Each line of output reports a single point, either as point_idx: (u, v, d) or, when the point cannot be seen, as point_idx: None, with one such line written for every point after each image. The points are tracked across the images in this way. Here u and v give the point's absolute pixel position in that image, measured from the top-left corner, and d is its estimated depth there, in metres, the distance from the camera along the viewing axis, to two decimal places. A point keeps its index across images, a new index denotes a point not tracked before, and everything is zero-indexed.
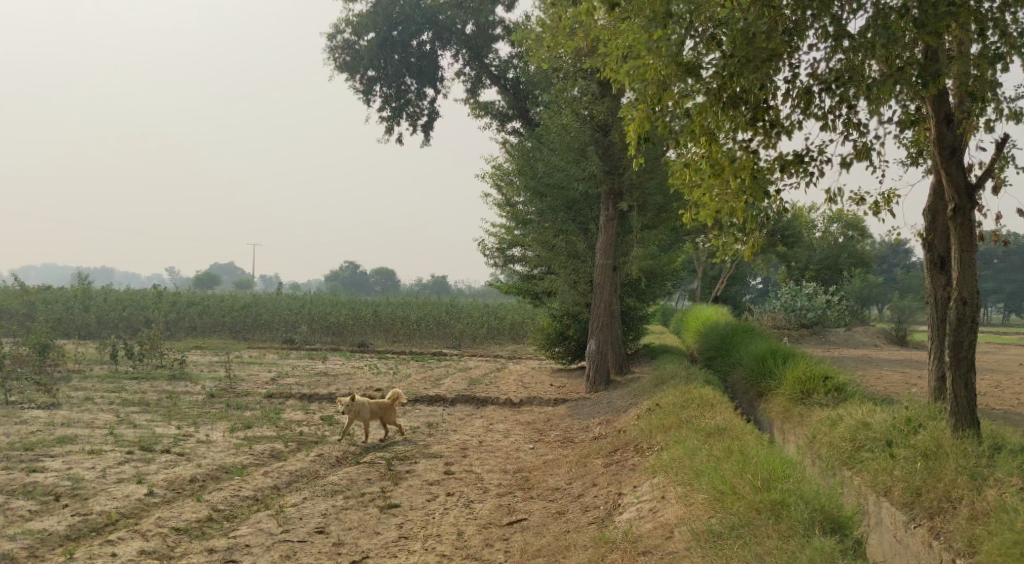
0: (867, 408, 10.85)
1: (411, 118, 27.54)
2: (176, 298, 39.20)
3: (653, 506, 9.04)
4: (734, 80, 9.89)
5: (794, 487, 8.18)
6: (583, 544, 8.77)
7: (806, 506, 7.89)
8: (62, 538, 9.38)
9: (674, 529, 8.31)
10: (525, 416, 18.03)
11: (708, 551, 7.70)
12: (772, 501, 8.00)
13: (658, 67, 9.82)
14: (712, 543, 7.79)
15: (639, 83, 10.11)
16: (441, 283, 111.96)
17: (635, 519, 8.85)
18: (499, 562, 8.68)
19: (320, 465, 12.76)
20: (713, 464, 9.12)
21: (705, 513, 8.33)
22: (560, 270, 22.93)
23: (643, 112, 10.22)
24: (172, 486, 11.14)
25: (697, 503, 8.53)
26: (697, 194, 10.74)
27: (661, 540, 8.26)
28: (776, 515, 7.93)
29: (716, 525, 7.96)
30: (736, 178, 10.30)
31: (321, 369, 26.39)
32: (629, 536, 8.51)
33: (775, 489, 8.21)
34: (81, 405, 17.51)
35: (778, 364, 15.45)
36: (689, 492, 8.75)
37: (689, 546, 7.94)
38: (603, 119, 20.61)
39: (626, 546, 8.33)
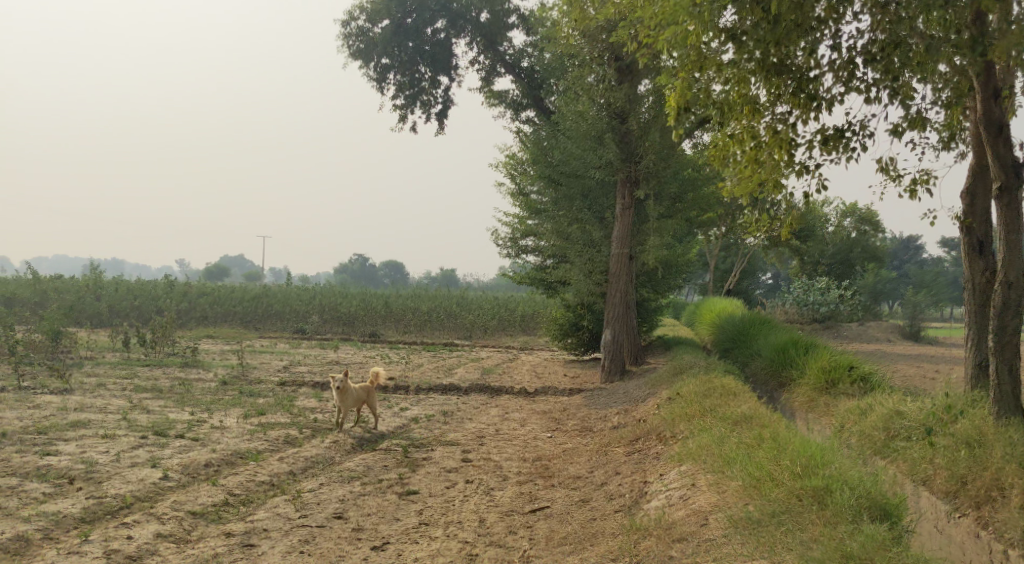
0: (899, 397, 10.61)
1: (424, 107, 27.31)
2: (187, 287, 39.10)
3: (683, 493, 8.76)
4: (777, 49, 9.86)
5: (837, 473, 8.01)
6: (613, 531, 8.56)
7: (852, 493, 7.74)
8: (76, 521, 9.22)
9: (709, 516, 8.05)
10: (540, 405, 17.83)
11: (748, 537, 7.50)
12: (814, 488, 7.81)
13: (698, 32, 9.81)
14: (752, 531, 7.57)
15: (680, 48, 10.09)
16: (451, 277, 111.87)
17: (666, 507, 8.58)
18: (524, 550, 8.45)
19: (336, 452, 12.57)
20: (750, 451, 8.91)
21: (740, 500, 8.11)
22: (574, 258, 22.65)
23: (683, 79, 10.20)
24: (187, 470, 10.96)
25: (731, 490, 8.32)
26: (735, 166, 10.68)
27: (695, 527, 7.98)
28: (819, 502, 7.73)
29: (755, 510, 7.75)
30: (776, 151, 10.26)
31: (333, 358, 26.26)
32: (662, 522, 8.30)
33: (819, 474, 8.03)
34: (94, 391, 17.39)
35: (800, 355, 15.21)
36: (720, 480, 8.54)
37: (727, 533, 7.68)
38: (621, 106, 20.21)
39: (659, 531, 8.10)
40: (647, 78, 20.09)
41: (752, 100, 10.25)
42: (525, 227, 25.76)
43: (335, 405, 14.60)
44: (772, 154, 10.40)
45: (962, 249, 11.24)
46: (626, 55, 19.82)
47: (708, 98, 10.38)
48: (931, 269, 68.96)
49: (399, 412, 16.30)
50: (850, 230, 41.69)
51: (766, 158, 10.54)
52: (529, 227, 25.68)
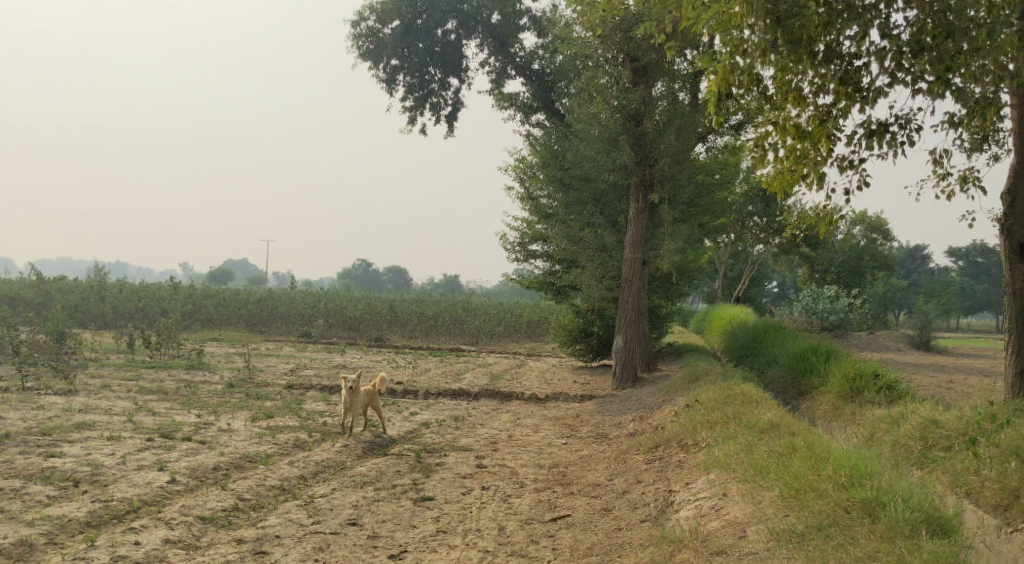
0: (931, 407, 10.29)
1: (434, 109, 27.04)
2: (190, 290, 38.69)
3: (714, 503, 8.44)
4: (823, 34, 9.98)
5: (885, 484, 7.73)
6: (642, 543, 8.25)
7: (902, 506, 7.43)
8: (82, 525, 8.92)
9: (747, 528, 7.75)
10: (552, 411, 17.51)
11: (793, 552, 7.20)
12: (864, 499, 7.53)
13: (744, 14, 9.95)
14: (797, 545, 7.27)
15: (724, 33, 10.21)
16: (457, 283, 111.71)
17: (698, 517, 8.27)
18: (548, 561, 8.13)
19: (346, 456, 12.25)
20: (782, 460, 8.63)
21: (779, 512, 7.80)
22: (586, 263, 22.26)
23: (727, 64, 10.31)
24: (195, 474, 10.66)
25: (766, 500, 8.02)
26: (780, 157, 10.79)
27: (734, 540, 7.67)
28: (869, 515, 7.43)
29: (795, 523, 7.46)
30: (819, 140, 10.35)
31: (340, 362, 25.96)
32: (696, 532, 8.00)
33: (866, 485, 7.76)
34: (99, 393, 17.12)
35: (821, 362, 14.90)
36: (754, 490, 8.24)
37: (770, 547, 7.37)
38: (636, 108, 19.90)
39: (696, 543, 7.77)
40: (663, 80, 19.87)
41: (796, 88, 10.35)
42: (534, 231, 25.47)
43: (342, 405, 14.23)
44: (815, 144, 10.52)
45: (1003, 253, 11.24)
46: (642, 56, 19.53)
47: (751, 85, 10.51)
48: (939, 277, 68.57)
49: (410, 416, 15.99)
50: (858, 237, 41.21)
51: (810, 149, 10.64)
52: (539, 232, 25.40)
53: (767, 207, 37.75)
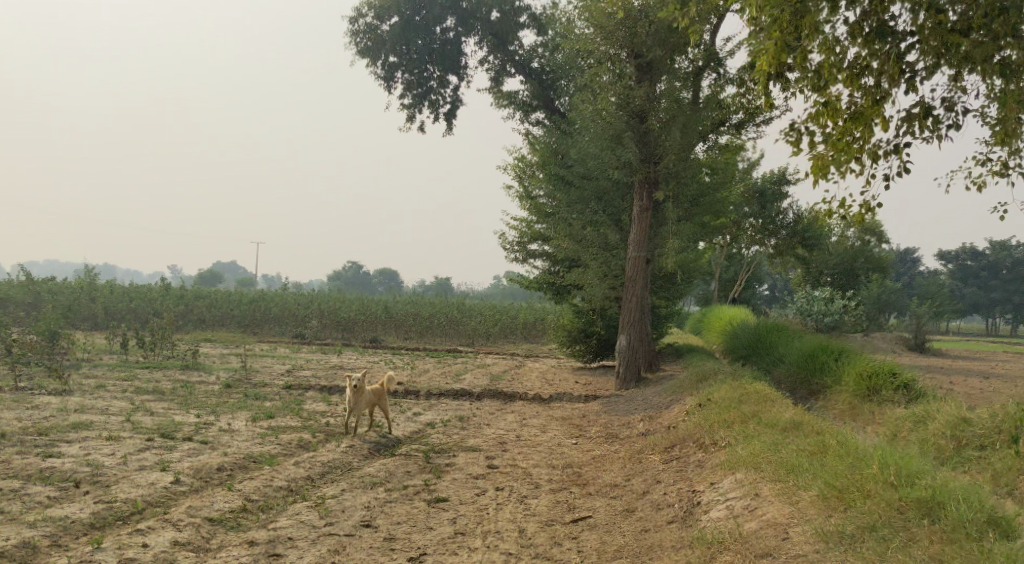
0: (958, 405, 10.07)
1: (432, 107, 26.75)
2: (182, 289, 38.27)
3: (747, 503, 8.21)
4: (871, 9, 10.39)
5: (938, 483, 7.51)
6: (674, 544, 8.00)
7: (959, 505, 7.20)
8: (85, 527, 8.61)
9: (789, 529, 7.52)
10: (558, 412, 17.21)
11: (847, 554, 6.97)
12: (919, 499, 7.31)
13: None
14: (849, 548, 7.04)
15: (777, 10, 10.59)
16: (447, 286, 111.53)
17: (731, 519, 8.02)
18: None
19: (353, 457, 11.94)
20: (814, 459, 8.42)
21: (822, 513, 7.58)
22: (589, 262, 21.84)
23: (777, 39, 10.62)
24: (200, 474, 10.34)
25: (806, 501, 7.79)
26: (823, 140, 10.94)
27: (778, 541, 7.43)
28: (925, 516, 7.20)
29: (843, 524, 7.25)
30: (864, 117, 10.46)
31: (337, 363, 25.62)
32: (734, 533, 7.76)
33: (917, 483, 7.54)
34: (95, 393, 16.75)
35: (833, 361, 14.65)
36: (791, 490, 8.01)
37: (819, 549, 7.12)
38: (640, 105, 19.54)
39: (738, 546, 7.53)
40: (668, 76, 19.53)
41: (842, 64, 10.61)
42: (534, 230, 25.18)
43: (347, 405, 13.94)
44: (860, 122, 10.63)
45: None
46: (647, 52, 19.33)
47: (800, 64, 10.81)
48: (931, 280, 68.59)
49: (414, 416, 15.67)
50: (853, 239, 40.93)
51: (854, 130, 10.74)
52: (539, 232, 25.09)
53: (763, 208, 37.16)
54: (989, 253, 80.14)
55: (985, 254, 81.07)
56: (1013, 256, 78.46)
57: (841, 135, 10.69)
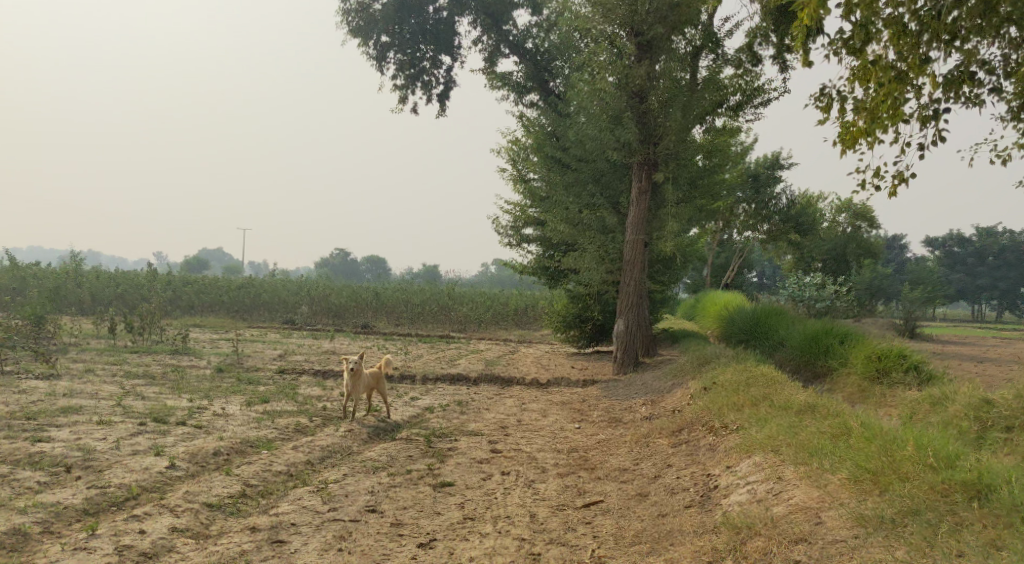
0: (974, 387, 9.88)
1: (425, 87, 26.35)
2: (170, 274, 37.72)
3: (769, 487, 8.06)
4: None
5: (979, 465, 7.42)
6: (696, 529, 7.85)
7: (1003, 487, 7.13)
8: (79, 513, 8.32)
9: (821, 514, 7.39)
10: (558, 396, 16.96)
11: (891, 540, 6.89)
12: (963, 482, 7.21)
13: None
14: (892, 532, 6.94)
15: None
16: (435, 273, 110.86)
17: (755, 504, 7.88)
18: (599, 551, 7.74)
19: (353, 441, 11.64)
20: (837, 443, 8.27)
21: (855, 496, 7.46)
22: (586, 245, 21.54)
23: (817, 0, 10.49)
24: (195, 459, 10.01)
25: (835, 484, 7.67)
26: (856, 107, 10.61)
27: (811, 525, 7.31)
28: (972, 498, 7.13)
29: (883, 508, 7.14)
30: (898, 83, 10.15)
31: (329, 348, 25.29)
32: (761, 518, 7.62)
33: (959, 465, 7.45)
34: (83, 377, 16.37)
35: (839, 345, 14.42)
36: (818, 473, 7.87)
37: (859, 535, 7.02)
38: (639, 84, 19.19)
39: (770, 531, 7.39)
40: (668, 54, 19.17)
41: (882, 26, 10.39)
42: (528, 215, 24.81)
43: (345, 388, 13.64)
44: (896, 87, 10.30)
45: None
46: (647, 30, 18.88)
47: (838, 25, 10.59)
48: (919, 266, 68.82)
49: (411, 401, 15.37)
50: (845, 225, 40.64)
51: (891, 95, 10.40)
52: (533, 216, 24.73)
53: (756, 193, 37.16)
54: (976, 239, 80.52)
55: (972, 241, 81.43)
56: (1000, 242, 78.85)
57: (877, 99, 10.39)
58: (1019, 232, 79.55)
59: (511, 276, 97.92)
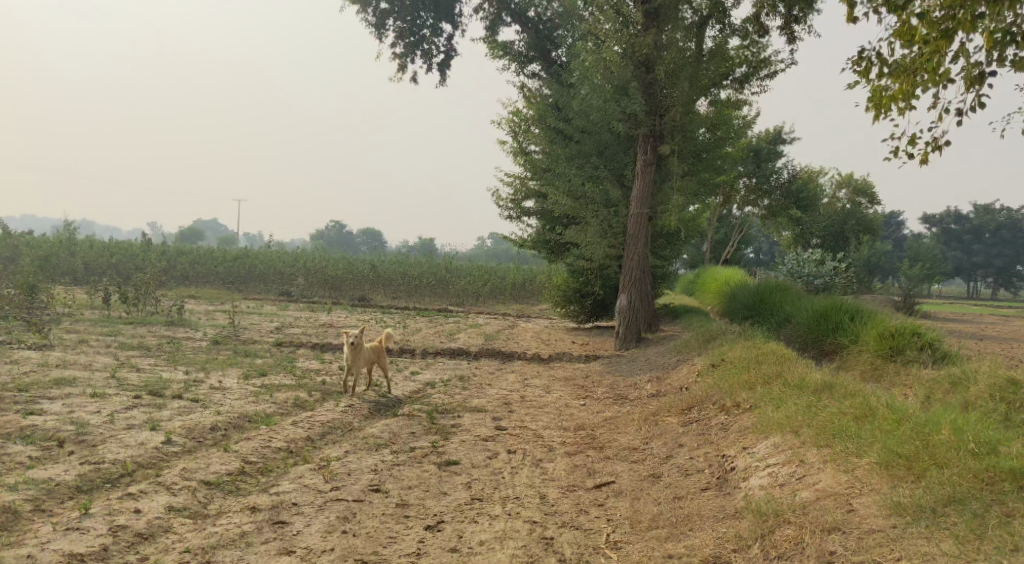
0: (997, 367, 9.60)
1: (425, 56, 25.86)
2: (164, 245, 37.22)
3: (792, 471, 7.91)
4: None
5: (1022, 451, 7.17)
6: (716, 515, 7.74)
7: None
8: (71, 490, 8.04)
9: (853, 501, 7.23)
10: (560, 372, 16.69)
11: (932, 531, 6.72)
12: (1004, 470, 6.97)
13: None
14: (934, 523, 6.77)
15: None
16: (432, 247, 110.44)
17: (778, 489, 7.73)
18: (614, 536, 7.60)
19: (353, 417, 11.35)
20: (863, 425, 8.06)
21: (888, 483, 7.28)
22: (590, 219, 21.18)
23: None
24: (192, 434, 9.70)
25: (864, 468, 7.49)
26: (892, 72, 10.06)
27: (845, 514, 7.13)
28: (1015, 487, 6.89)
29: (921, 496, 6.96)
30: (937, 48, 9.59)
31: (326, 321, 24.96)
32: (788, 504, 7.46)
33: (1002, 452, 7.19)
34: (77, 348, 16.04)
35: (850, 322, 14.13)
36: (846, 457, 7.68)
37: (896, 526, 6.85)
38: (646, 53, 18.76)
39: (800, 518, 7.24)
40: (676, 23, 18.66)
41: None
42: (528, 187, 24.46)
43: (345, 362, 13.32)
44: (936, 53, 9.72)
45: None
46: None
47: None
48: (916, 243, 68.56)
49: (412, 375, 15.08)
50: (844, 201, 40.27)
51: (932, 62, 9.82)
52: (534, 189, 24.35)
53: (757, 167, 36.72)
54: (974, 217, 80.19)
55: (969, 218, 81.18)
56: (996, 220, 78.58)
57: (916, 65, 9.82)
58: (1016, 210, 79.31)
59: (509, 251, 97.56)
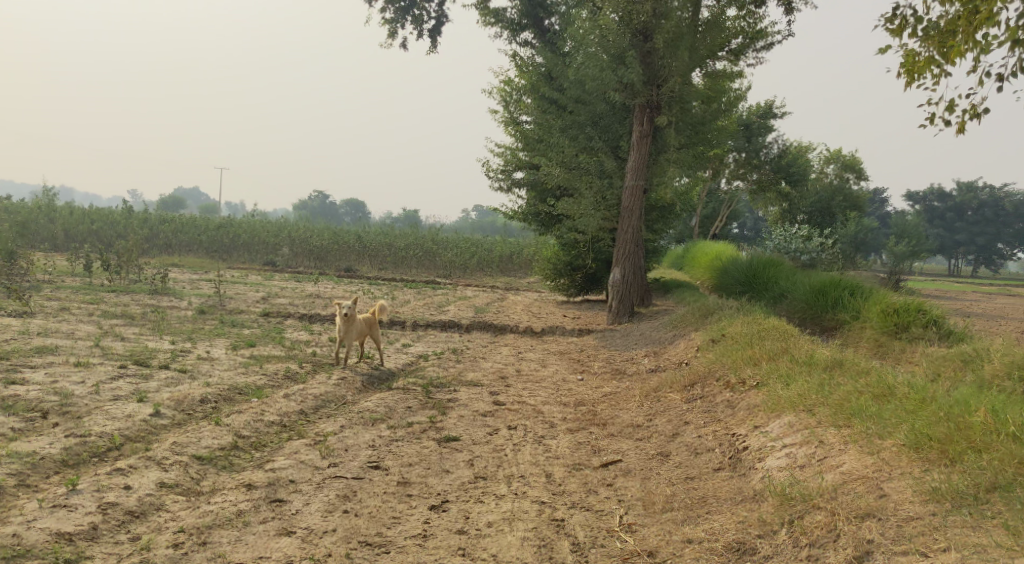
0: (1010, 345, 9.40)
1: (416, 22, 25.30)
2: (146, 212, 36.57)
3: (811, 452, 7.80)
4: None
5: None
6: (734, 497, 7.65)
7: None
8: (57, 464, 7.71)
9: (884, 485, 7.05)
10: (554, 345, 16.43)
11: (976, 518, 6.48)
12: None
13: None
14: (978, 511, 6.53)
15: None
16: (415, 218, 109.85)
17: (798, 471, 7.62)
18: (626, 517, 7.48)
19: (346, 390, 11.05)
20: (884, 405, 7.92)
21: (920, 466, 7.10)
22: (584, 190, 20.83)
23: None
24: (181, 407, 9.38)
25: (890, 451, 7.35)
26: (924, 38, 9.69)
27: (878, 498, 6.94)
28: None
29: (962, 481, 6.74)
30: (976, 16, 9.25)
31: (313, 291, 24.55)
32: (814, 488, 7.29)
33: None
34: (58, 315, 15.61)
35: (850, 298, 13.92)
36: (873, 440, 7.52)
37: (936, 514, 6.62)
38: (644, 21, 18.33)
39: (831, 504, 7.04)
40: None
41: None
42: (519, 158, 24.09)
43: (337, 335, 12.98)
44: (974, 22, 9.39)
45: None
46: None
47: None
48: (899, 219, 68.54)
49: (403, 348, 14.79)
50: (832, 176, 40.06)
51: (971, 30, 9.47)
52: (525, 160, 23.98)
53: (748, 142, 36.39)
54: (956, 194, 80.30)
55: (952, 196, 81.27)
56: (979, 198, 78.70)
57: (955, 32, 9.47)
58: (998, 188, 79.58)
59: (494, 222, 97.10)
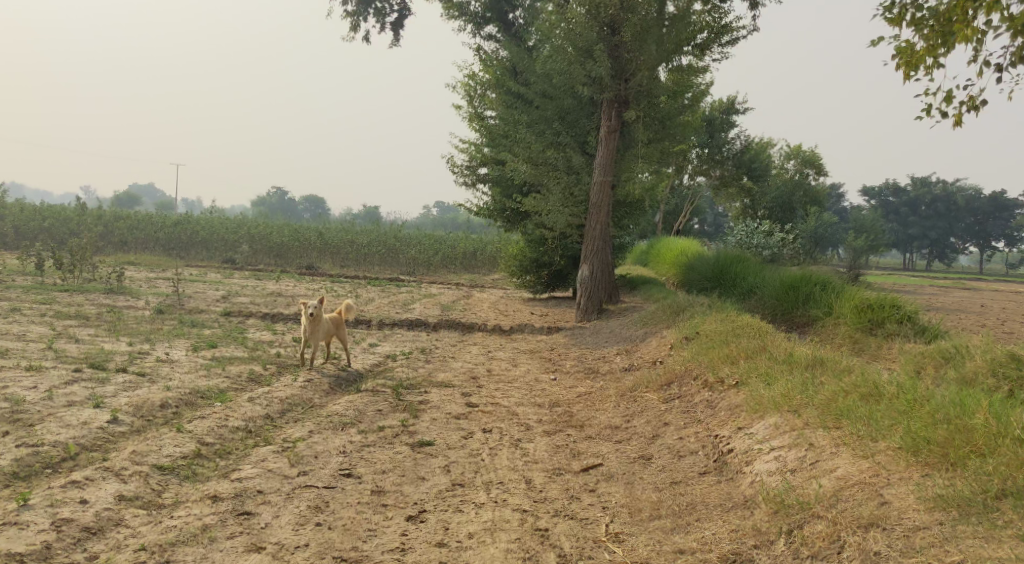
0: (989, 340, 9.33)
1: (378, 15, 24.87)
2: (101, 208, 35.59)
3: (800, 455, 7.66)
4: None
5: None
6: (723, 504, 7.48)
7: None
8: (7, 477, 7.28)
9: (883, 491, 6.89)
10: (523, 343, 16.16)
11: (984, 528, 6.31)
12: None
13: None
14: (988, 520, 6.35)
15: None
16: (374, 215, 109.08)
17: (791, 475, 7.47)
18: (614, 526, 7.27)
19: (313, 392, 10.67)
20: (874, 406, 7.80)
21: (921, 472, 6.94)
22: (551, 186, 20.57)
23: None
24: (140, 412, 8.95)
25: (885, 456, 7.20)
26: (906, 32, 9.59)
27: (880, 506, 6.77)
28: None
29: (969, 488, 6.57)
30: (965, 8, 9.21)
31: (274, 289, 24.00)
32: (811, 496, 7.12)
33: None
34: (8, 318, 14.97)
35: (821, 294, 13.82)
36: (866, 443, 7.38)
37: (944, 523, 6.45)
38: (612, 15, 18.10)
39: (832, 513, 6.85)
40: None
41: None
42: (483, 153, 23.79)
43: (303, 335, 12.57)
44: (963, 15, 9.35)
45: None
46: None
47: None
48: (855, 215, 69.43)
49: (370, 348, 14.42)
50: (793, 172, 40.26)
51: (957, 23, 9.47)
52: (489, 155, 23.70)
53: (710, 138, 36.44)
54: (910, 189, 81.61)
55: (906, 192, 82.54)
56: (932, 193, 80.07)
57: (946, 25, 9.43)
58: (951, 183, 81.03)
59: (454, 219, 96.83)
